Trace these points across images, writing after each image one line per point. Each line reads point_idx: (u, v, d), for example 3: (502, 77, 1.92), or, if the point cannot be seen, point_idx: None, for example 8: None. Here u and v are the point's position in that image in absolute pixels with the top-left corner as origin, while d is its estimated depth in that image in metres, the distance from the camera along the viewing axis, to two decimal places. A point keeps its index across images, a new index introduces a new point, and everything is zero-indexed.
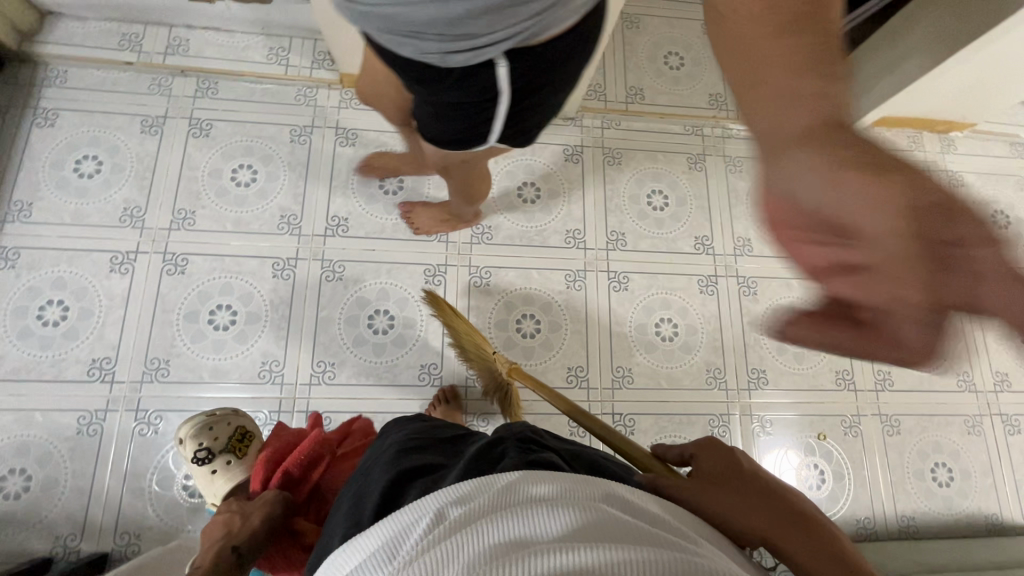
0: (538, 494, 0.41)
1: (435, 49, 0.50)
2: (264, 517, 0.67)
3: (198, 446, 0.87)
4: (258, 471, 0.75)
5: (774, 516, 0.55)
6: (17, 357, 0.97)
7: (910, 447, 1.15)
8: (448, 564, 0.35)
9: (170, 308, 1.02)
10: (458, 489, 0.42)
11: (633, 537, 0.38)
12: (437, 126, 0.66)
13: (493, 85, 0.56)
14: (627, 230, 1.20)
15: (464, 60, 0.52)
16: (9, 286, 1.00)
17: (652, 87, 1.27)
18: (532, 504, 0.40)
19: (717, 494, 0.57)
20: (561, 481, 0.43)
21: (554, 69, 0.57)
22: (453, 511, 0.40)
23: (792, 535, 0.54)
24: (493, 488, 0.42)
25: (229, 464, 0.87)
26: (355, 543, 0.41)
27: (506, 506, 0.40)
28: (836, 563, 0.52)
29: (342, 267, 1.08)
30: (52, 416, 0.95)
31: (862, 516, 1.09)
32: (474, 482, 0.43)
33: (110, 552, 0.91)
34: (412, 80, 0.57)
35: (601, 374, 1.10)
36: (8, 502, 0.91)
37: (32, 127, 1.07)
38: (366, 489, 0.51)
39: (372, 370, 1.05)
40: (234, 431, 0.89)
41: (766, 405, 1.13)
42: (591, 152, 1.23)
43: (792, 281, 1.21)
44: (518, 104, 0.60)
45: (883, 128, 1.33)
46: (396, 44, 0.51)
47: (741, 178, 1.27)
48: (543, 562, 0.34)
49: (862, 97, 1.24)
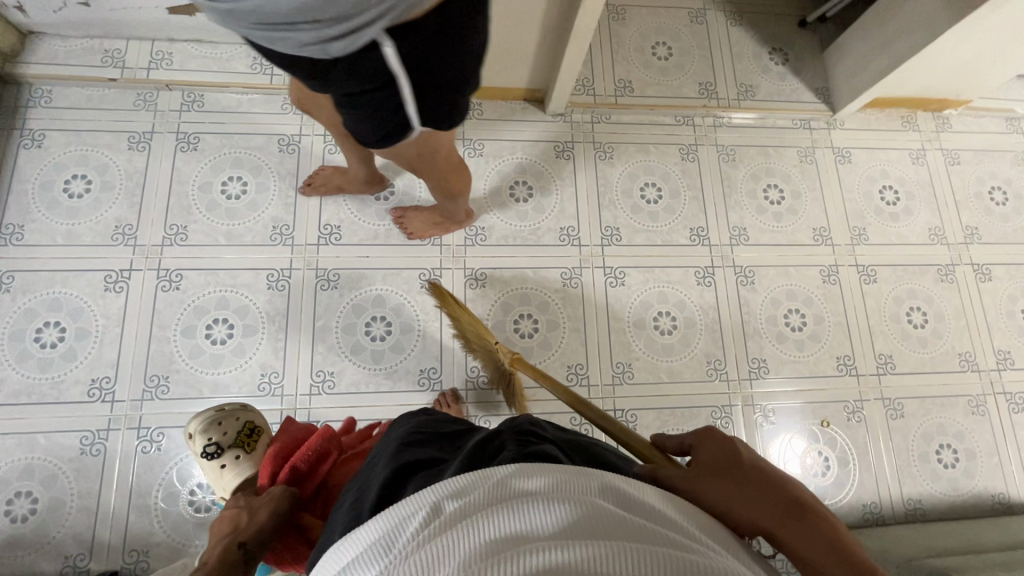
0: (535, 488, 0.40)
1: (310, 40, 0.46)
2: (271, 512, 0.64)
3: (207, 441, 0.84)
4: (265, 464, 0.70)
5: (772, 502, 0.50)
6: (16, 380, 0.97)
7: (914, 430, 1.14)
8: (438, 559, 0.35)
9: (167, 324, 1.02)
10: (454, 482, 0.42)
11: (627, 530, 0.37)
12: (362, 123, 0.63)
13: (388, 69, 0.52)
14: (622, 224, 1.19)
15: (343, 49, 0.48)
16: (4, 310, 1.00)
17: (641, 79, 1.26)
18: (528, 498, 0.39)
19: (713, 479, 0.53)
20: (557, 472, 0.42)
21: (448, 41, 0.54)
22: (448, 506, 0.39)
23: (790, 523, 0.49)
24: (489, 481, 0.41)
25: (239, 459, 0.83)
26: (353, 536, 0.41)
27: (500, 499, 0.39)
28: (838, 557, 0.47)
29: (337, 275, 1.08)
30: (55, 437, 0.95)
31: (868, 502, 1.09)
32: (471, 475, 0.42)
33: (119, 570, 0.91)
34: (308, 78, 0.54)
35: (602, 370, 1.10)
36: (15, 525, 0.91)
37: (19, 149, 1.07)
38: (366, 482, 0.50)
39: (371, 377, 1.05)
40: (243, 425, 0.86)
41: (768, 394, 1.13)
42: (582, 147, 1.22)
43: (790, 269, 1.21)
44: (422, 85, 0.57)
45: (876, 109, 1.32)
46: (269, 40, 0.47)
47: (734, 167, 1.26)
48: (534, 559, 0.34)
49: (853, 80, 1.24)
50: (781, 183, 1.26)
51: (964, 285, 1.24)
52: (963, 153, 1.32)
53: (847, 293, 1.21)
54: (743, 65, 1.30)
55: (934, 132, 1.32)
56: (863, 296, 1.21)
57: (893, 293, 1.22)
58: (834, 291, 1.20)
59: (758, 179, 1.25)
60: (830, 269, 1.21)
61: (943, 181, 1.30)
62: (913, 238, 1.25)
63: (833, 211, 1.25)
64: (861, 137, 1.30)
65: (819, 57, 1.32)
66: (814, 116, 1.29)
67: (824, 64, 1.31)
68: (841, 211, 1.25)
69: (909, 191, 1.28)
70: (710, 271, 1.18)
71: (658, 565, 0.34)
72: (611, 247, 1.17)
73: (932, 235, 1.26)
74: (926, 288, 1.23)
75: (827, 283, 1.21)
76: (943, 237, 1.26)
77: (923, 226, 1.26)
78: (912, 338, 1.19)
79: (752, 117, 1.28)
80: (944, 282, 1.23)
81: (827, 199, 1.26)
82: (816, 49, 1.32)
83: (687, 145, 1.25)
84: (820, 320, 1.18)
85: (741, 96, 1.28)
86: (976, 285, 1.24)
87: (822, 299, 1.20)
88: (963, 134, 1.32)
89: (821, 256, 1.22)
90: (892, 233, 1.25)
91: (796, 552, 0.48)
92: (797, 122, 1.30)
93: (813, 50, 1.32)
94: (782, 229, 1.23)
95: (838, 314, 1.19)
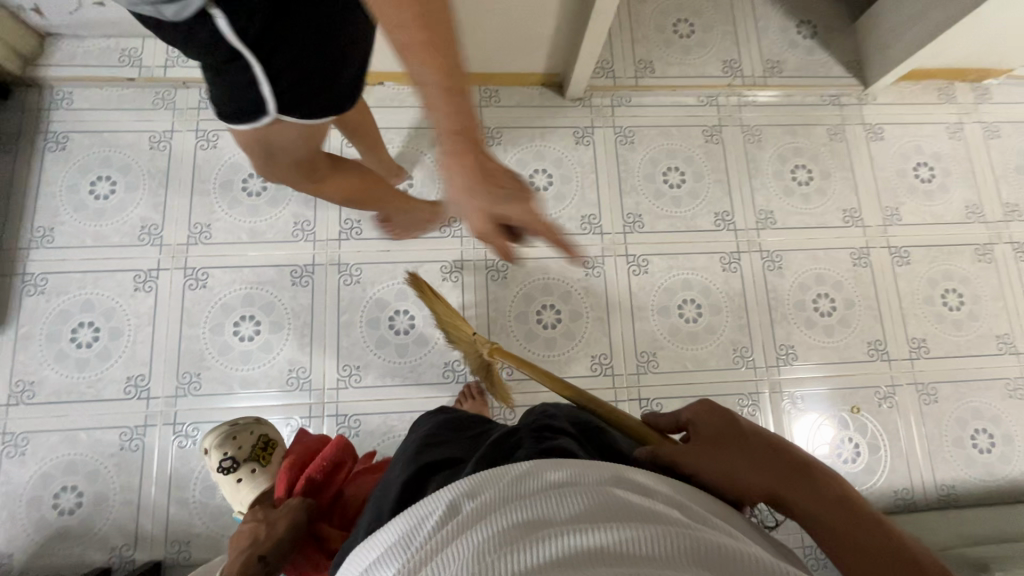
0: (552, 480, 0.40)
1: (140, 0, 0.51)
2: (290, 524, 0.65)
3: (222, 456, 0.79)
4: (282, 476, 0.71)
5: (777, 468, 0.53)
6: (56, 379, 1.00)
7: (949, 415, 1.12)
8: (465, 559, 0.34)
9: (196, 322, 1.04)
10: (471, 479, 0.41)
11: (651, 521, 0.37)
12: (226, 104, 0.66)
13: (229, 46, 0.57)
14: (644, 210, 1.16)
15: (176, 13, 0.52)
16: (41, 312, 1.02)
17: (662, 58, 1.22)
18: (546, 492, 0.39)
19: (718, 450, 0.55)
20: (573, 464, 0.41)
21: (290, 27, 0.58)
22: (465, 505, 0.39)
23: (798, 484, 0.52)
24: (506, 477, 0.40)
25: (254, 474, 0.79)
26: (373, 539, 0.41)
27: (518, 494, 0.39)
28: (845, 508, 0.51)
29: (359, 270, 1.08)
30: (96, 434, 0.99)
31: (899, 488, 1.08)
32: (488, 471, 0.42)
33: (163, 560, 0.95)
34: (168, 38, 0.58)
35: (626, 359, 1.09)
36: (63, 518, 0.95)
37: (45, 153, 1.08)
38: (386, 486, 0.51)
39: (396, 371, 1.06)
40: (258, 438, 0.81)
41: (797, 381, 1.11)
42: (602, 132, 1.19)
43: (819, 252, 1.17)
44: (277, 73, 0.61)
45: (912, 81, 1.26)
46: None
47: (760, 147, 1.22)
48: (558, 556, 0.33)
49: (886, 52, 1.18)
50: (809, 163, 1.22)
51: (1003, 265, 1.19)
52: (1004, 125, 1.25)
53: (879, 275, 1.17)
54: (769, 40, 1.25)
55: (974, 105, 1.26)
56: (895, 279, 1.17)
57: (927, 274, 1.18)
58: (865, 274, 1.17)
59: (786, 160, 1.22)
60: (861, 252, 1.18)
61: (982, 156, 1.24)
62: (950, 216, 1.21)
63: (864, 191, 1.21)
64: (895, 112, 1.25)
65: (850, 28, 1.26)
66: (844, 91, 1.24)
67: (855, 36, 1.25)
68: (873, 190, 1.21)
69: (945, 167, 1.23)
70: (736, 256, 1.16)
71: (681, 555, 0.34)
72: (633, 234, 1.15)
73: (970, 212, 1.21)
74: (962, 269, 1.18)
75: (857, 266, 1.17)
76: (981, 214, 1.21)
77: (960, 203, 1.21)
78: (948, 321, 1.16)
79: (779, 95, 1.24)
80: (982, 262, 1.19)
81: (858, 179, 1.22)
82: (847, 20, 1.26)
83: (710, 126, 1.22)
84: (851, 304, 1.16)
85: (767, 73, 1.24)
86: (1016, 264, 1.19)
87: (852, 283, 1.17)
88: (1004, 105, 1.26)
89: (851, 238, 1.19)
90: (927, 212, 1.21)
91: (806, 507, 0.51)
92: (826, 99, 1.25)
93: (844, 21, 1.26)
94: (810, 211, 1.19)
95: (869, 298, 1.16)
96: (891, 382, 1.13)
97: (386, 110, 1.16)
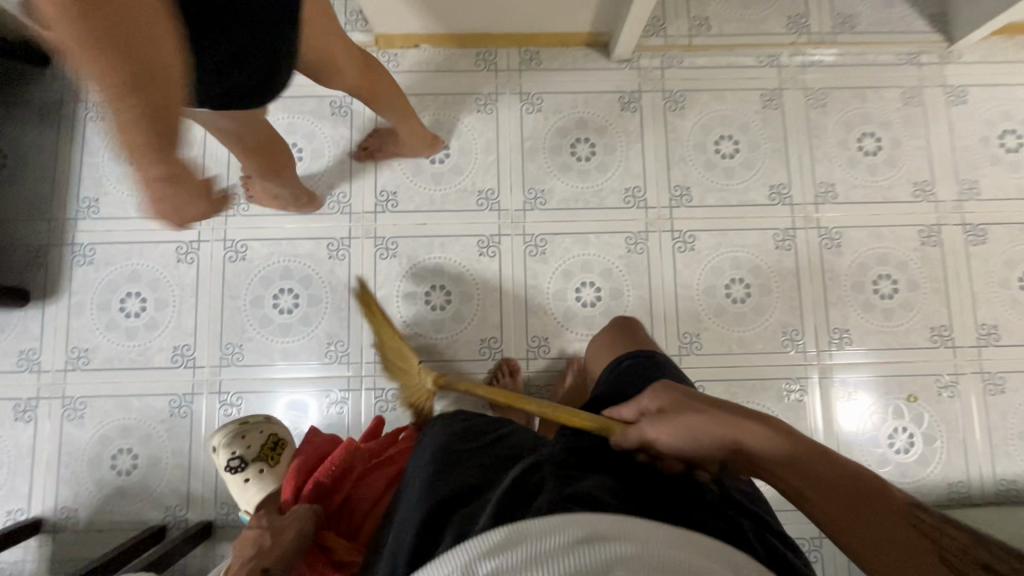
0: (579, 538, 0.36)
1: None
2: (298, 532, 0.64)
3: (231, 455, 0.82)
4: (287, 483, 0.71)
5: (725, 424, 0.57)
6: (108, 347, 1.04)
7: (1016, 407, 1.05)
8: None
9: (237, 294, 1.05)
10: (489, 534, 0.37)
11: None
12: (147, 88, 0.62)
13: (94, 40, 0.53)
14: (693, 183, 1.10)
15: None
16: (91, 281, 1.05)
17: (718, 14, 1.12)
18: (572, 556, 0.35)
19: (672, 418, 0.58)
20: (598, 520, 0.37)
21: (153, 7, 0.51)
22: (482, 568, 0.35)
23: (746, 434, 0.56)
24: (525, 534, 0.36)
25: (262, 473, 0.82)
26: None
27: (541, 558, 0.35)
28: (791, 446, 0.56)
29: (395, 244, 1.07)
30: (147, 400, 1.02)
31: (954, 481, 1.03)
32: (505, 526, 0.37)
33: (214, 521, 1.00)
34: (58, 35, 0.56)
35: (668, 340, 1.06)
36: (121, 478, 1.01)
37: (87, 122, 1.09)
38: (402, 523, 0.47)
39: (432, 347, 1.05)
40: (267, 438, 0.84)
41: (850, 367, 1.06)
42: (650, 97, 1.11)
43: (883, 230, 1.09)
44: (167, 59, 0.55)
45: (1003, 37, 1.12)
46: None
47: (824, 113, 1.12)
48: None
49: (978, 3, 1.05)
50: (878, 131, 1.11)
51: None
52: None
53: (949, 257, 1.08)
54: None
55: None
56: (967, 259, 1.08)
57: (1005, 255, 1.08)
58: (933, 254, 1.08)
59: (852, 127, 1.12)
60: (930, 230, 1.08)
61: None
62: None
63: (939, 162, 1.10)
64: (982, 73, 1.12)
65: None
66: (924, 49, 1.12)
67: None
68: (949, 161, 1.10)
69: None
70: (791, 234, 1.08)
71: None
72: (680, 209, 1.09)
73: None
74: None
75: (925, 246, 1.08)
76: None
77: None
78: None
79: (848, 54, 1.12)
80: None
81: (933, 148, 1.11)
82: None
83: (770, 90, 1.12)
84: (915, 287, 1.07)
85: (836, 29, 1.12)
86: None
87: (918, 264, 1.08)
88: None
89: (921, 214, 1.09)
90: (1011, 186, 1.10)
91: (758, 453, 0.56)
92: (902, 57, 1.12)
93: None
94: (876, 184, 1.10)
95: (936, 281, 1.08)
96: (954, 372, 1.05)
97: (422, 75, 1.11)
